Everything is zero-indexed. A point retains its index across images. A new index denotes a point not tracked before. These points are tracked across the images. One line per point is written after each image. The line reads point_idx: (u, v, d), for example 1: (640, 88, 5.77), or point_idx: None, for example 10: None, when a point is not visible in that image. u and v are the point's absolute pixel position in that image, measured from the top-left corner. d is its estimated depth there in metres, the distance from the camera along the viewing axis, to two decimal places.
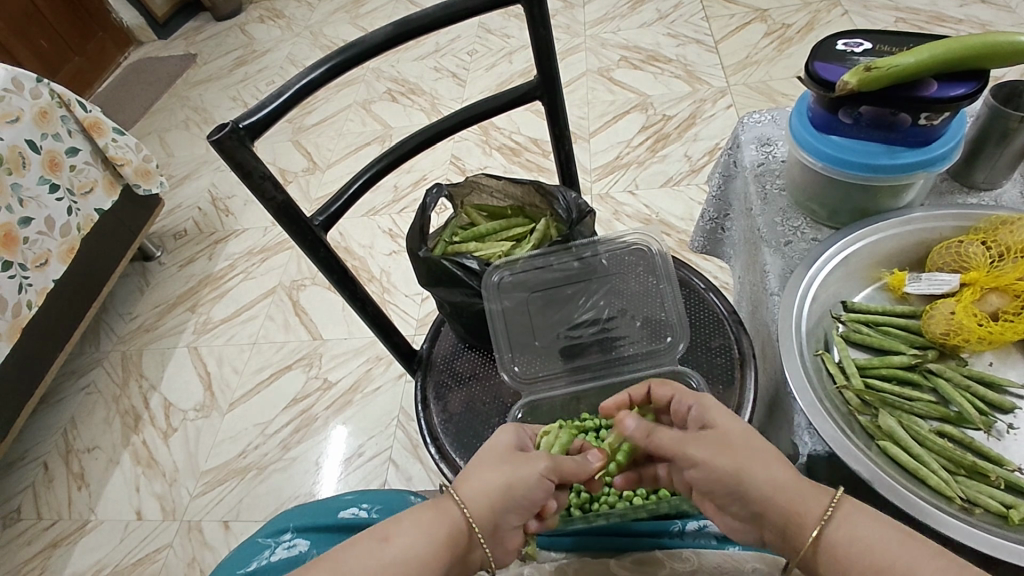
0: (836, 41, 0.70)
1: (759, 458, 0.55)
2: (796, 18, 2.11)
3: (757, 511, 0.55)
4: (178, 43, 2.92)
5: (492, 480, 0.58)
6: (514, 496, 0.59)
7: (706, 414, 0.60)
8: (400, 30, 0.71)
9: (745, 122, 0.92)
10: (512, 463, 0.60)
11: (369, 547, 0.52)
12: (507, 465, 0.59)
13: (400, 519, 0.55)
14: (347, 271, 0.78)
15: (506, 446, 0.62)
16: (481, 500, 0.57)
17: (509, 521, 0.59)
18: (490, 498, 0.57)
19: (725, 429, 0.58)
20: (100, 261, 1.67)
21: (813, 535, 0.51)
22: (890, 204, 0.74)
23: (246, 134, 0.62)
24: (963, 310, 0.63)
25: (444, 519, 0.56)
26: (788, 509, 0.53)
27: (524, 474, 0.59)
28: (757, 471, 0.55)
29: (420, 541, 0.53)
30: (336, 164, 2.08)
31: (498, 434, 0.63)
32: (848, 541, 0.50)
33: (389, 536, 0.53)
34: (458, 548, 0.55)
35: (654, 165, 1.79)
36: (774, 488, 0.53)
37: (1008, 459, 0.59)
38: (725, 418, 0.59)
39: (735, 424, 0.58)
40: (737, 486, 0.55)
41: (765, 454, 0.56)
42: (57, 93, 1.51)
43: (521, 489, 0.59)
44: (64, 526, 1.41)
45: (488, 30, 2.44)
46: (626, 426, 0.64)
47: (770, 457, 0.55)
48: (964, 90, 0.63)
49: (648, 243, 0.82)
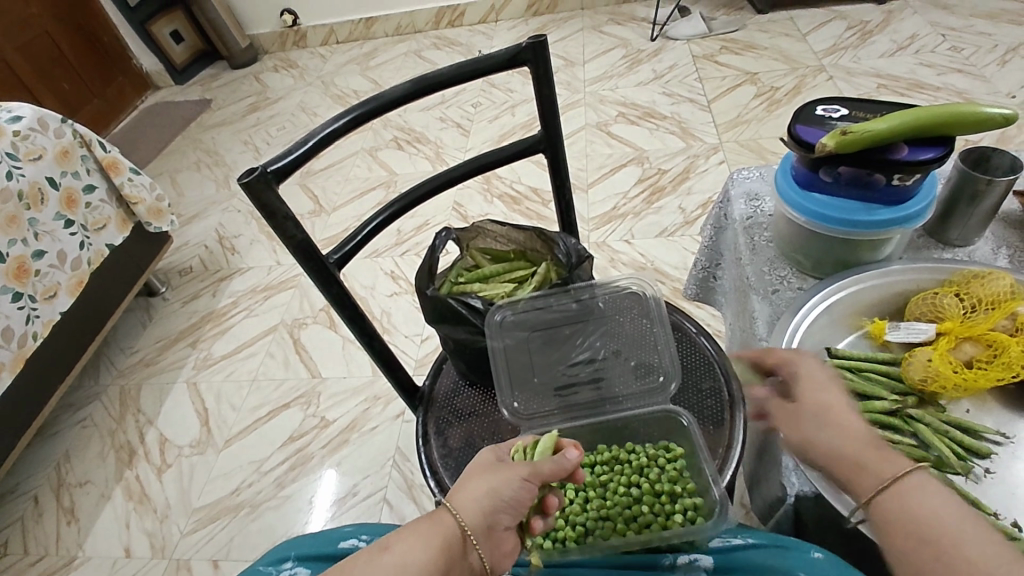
0: (816, 107, 0.77)
1: (828, 428, 0.58)
2: (784, 81, 2.23)
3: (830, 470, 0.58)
4: (194, 88, 3.04)
5: (479, 487, 0.61)
6: (501, 497, 0.62)
7: (800, 380, 0.63)
8: (418, 87, 0.77)
9: (735, 177, 0.98)
10: (490, 469, 0.63)
11: (368, 557, 0.53)
12: (488, 472, 0.63)
13: (399, 530, 0.57)
14: (357, 307, 0.81)
15: (489, 458, 0.65)
16: (469, 507, 0.60)
17: (502, 521, 0.62)
18: (480, 504, 0.60)
19: (826, 399, 0.61)
20: (108, 295, 1.70)
21: (865, 500, 0.55)
22: (869, 257, 0.79)
23: (273, 177, 0.67)
24: (939, 357, 0.67)
25: (438, 527, 0.58)
26: (848, 476, 0.56)
27: (504, 478, 0.62)
28: (826, 443, 0.58)
29: (420, 545, 0.55)
30: (341, 207, 2.14)
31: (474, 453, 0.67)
32: (906, 506, 0.52)
33: (388, 545, 0.55)
34: (454, 550, 0.57)
35: (649, 216, 1.86)
36: (841, 453, 0.57)
37: (985, 503, 0.62)
38: (817, 391, 0.61)
39: (824, 396, 0.61)
40: (807, 450, 0.59)
41: (835, 423, 0.59)
42: (80, 133, 1.58)
43: (506, 491, 0.62)
44: (51, 562, 1.39)
45: (493, 84, 2.55)
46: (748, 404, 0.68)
47: (843, 425, 0.58)
48: (932, 154, 0.69)
49: (643, 288, 0.88)
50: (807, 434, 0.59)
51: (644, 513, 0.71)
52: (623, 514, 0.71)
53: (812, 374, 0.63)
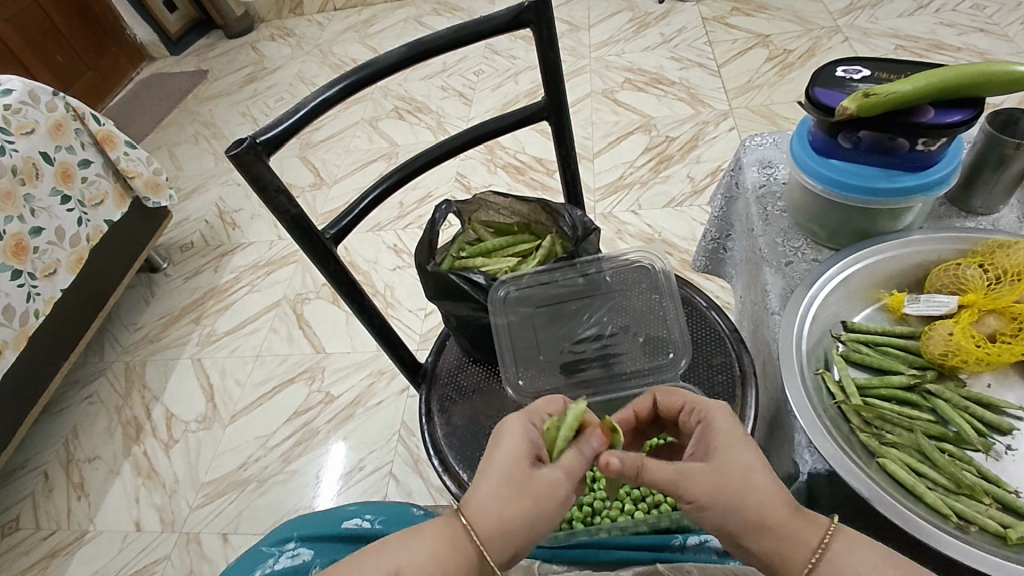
0: (836, 67, 0.73)
1: (753, 494, 0.53)
2: (797, 43, 2.15)
3: (742, 545, 0.54)
4: (190, 59, 2.98)
5: (509, 513, 0.54)
6: (534, 526, 0.55)
7: (712, 438, 0.58)
8: (414, 52, 0.73)
9: (747, 144, 0.94)
10: (528, 492, 0.55)
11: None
12: (525, 496, 0.55)
13: (410, 552, 0.53)
14: (355, 283, 0.79)
15: (519, 469, 0.56)
16: (497, 538, 0.54)
17: (527, 545, 0.57)
18: (507, 532, 0.54)
19: (727, 458, 0.55)
20: (108, 272, 1.68)
21: (803, 575, 0.52)
22: (889, 227, 0.76)
23: (263, 149, 0.64)
24: (961, 331, 0.64)
25: (457, 553, 0.53)
26: (780, 549, 0.53)
27: (541, 507, 0.55)
28: (752, 508, 0.53)
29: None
30: (342, 179, 2.10)
31: (508, 448, 0.58)
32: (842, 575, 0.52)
33: (402, 575, 0.52)
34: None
35: (657, 186, 1.82)
36: (770, 518, 0.53)
37: (1005, 481, 0.60)
38: (734, 445, 0.56)
39: (740, 454, 0.56)
40: (727, 519, 0.54)
41: (760, 490, 0.54)
42: (73, 106, 1.54)
43: (540, 521, 0.55)
44: (62, 536, 1.40)
45: (495, 50, 2.48)
46: (611, 465, 0.59)
47: (765, 493, 0.54)
48: (960, 117, 0.65)
49: (652, 261, 0.85)
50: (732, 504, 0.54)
51: (652, 494, 0.72)
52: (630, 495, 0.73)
53: (726, 431, 0.58)
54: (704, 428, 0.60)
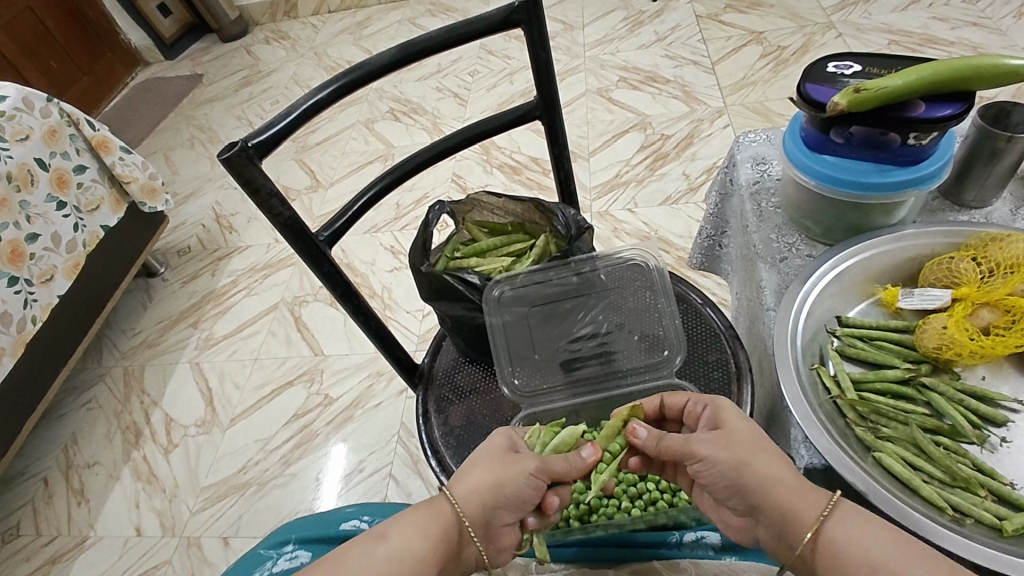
0: (826, 63, 0.73)
1: (761, 456, 0.57)
2: (790, 40, 2.15)
3: (755, 507, 0.57)
4: (185, 63, 2.97)
5: (485, 479, 0.60)
6: (507, 496, 0.60)
7: (720, 414, 0.62)
8: (405, 53, 0.73)
9: (741, 141, 0.94)
10: (501, 463, 0.61)
11: (364, 544, 0.55)
12: (498, 464, 0.61)
13: (393, 517, 0.58)
14: (350, 285, 0.79)
15: (493, 446, 0.63)
16: (472, 499, 0.59)
17: (502, 519, 0.60)
18: (482, 496, 0.59)
19: (733, 428, 0.60)
20: (106, 277, 1.68)
21: (810, 534, 0.53)
22: (882, 221, 0.76)
23: (255, 152, 0.64)
24: (955, 324, 0.64)
25: (436, 516, 0.58)
26: (786, 508, 0.54)
27: (513, 473, 0.60)
28: (760, 469, 0.56)
29: (412, 538, 0.56)
30: (338, 182, 2.10)
31: (488, 435, 0.65)
32: (846, 540, 0.52)
33: (384, 535, 0.56)
34: (449, 543, 0.58)
35: (653, 183, 1.82)
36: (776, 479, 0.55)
37: (1000, 473, 0.60)
38: (736, 417, 0.61)
39: (742, 424, 0.60)
40: (738, 480, 0.57)
41: (769, 453, 0.57)
42: (67, 112, 1.54)
43: (513, 489, 0.60)
44: (63, 543, 1.40)
45: (490, 51, 2.48)
46: (637, 434, 0.66)
47: (772, 457, 0.57)
48: (951, 111, 0.65)
49: (646, 259, 0.85)
50: (743, 466, 0.57)
51: (649, 491, 0.72)
52: (627, 492, 0.71)
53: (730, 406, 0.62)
54: (710, 409, 0.63)
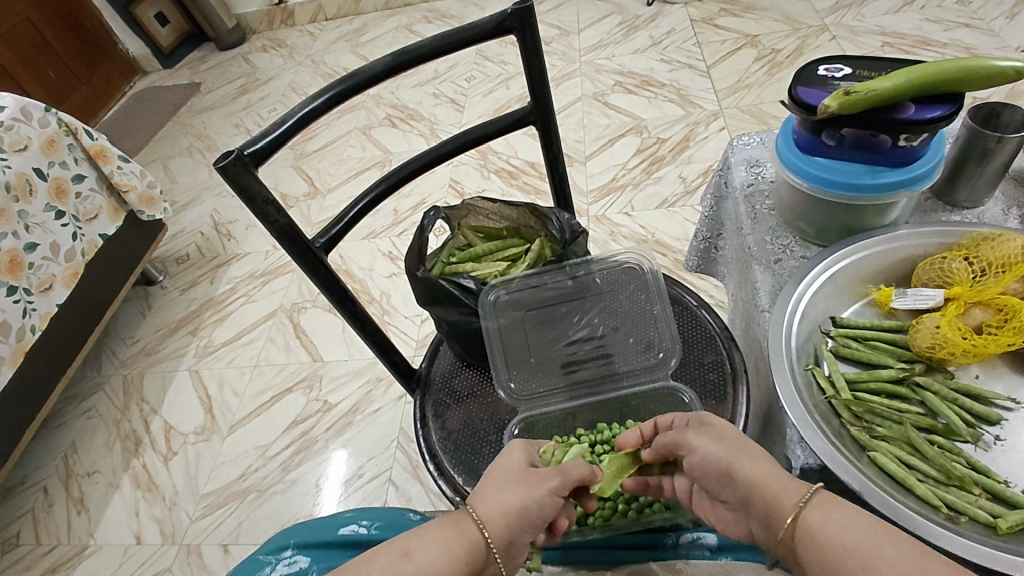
0: (817, 67, 0.73)
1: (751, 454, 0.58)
2: (784, 43, 2.17)
3: (745, 501, 0.57)
4: (183, 72, 2.99)
5: (507, 499, 0.60)
6: (529, 515, 0.60)
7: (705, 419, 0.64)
8: (400, 60, 0.74)
9: (735, 144, 0.95)
10: (525, 485, 0.61)
11: (389, 562, 0.55)
12: (522, 485, 0.61)
13: (418, 535, 0.57)
14: (347, 291, 0.79)
15: (513, 466, 0.63)
16: (496, 520, 0.59)
17: (523, 538, 0.60)
18: (505, 516, 0.59)
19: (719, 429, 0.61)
20: (104, 286, 1.68)
21: (790, 519, 0.53)
22: (875, 222, 0.76)
23: (250, 160, 0.64)
24: (948, 323, 0.65)
25: (462, 536, 0.57)
26: (767, 491, 0.55)
27: (537, 496, 0.60)
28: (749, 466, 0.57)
29: (439, 558, 0.55)
30: (336, 188, 2.11)
31: (507, 454, 0.65)
32: (822, 524, 0.51)
33: (409, 552, 0.55)
34: (475, 563, 0.57)
35: (649, 187, 1.83)
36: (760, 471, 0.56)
37: (995, 471, 0.60)
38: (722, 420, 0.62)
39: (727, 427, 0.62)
40: (730, 476, 0.58)
41: (756, 451, 0.59)
42: (65, 121, 1.55)
43: (535, 511, 0.60)
44: (63, 551, 1.40)
45: (486, 57, 2.50)
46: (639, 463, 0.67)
47: (759, 453, 0.58)
48: (939, 113, 0.66)
49: (641, 262, 0.85)
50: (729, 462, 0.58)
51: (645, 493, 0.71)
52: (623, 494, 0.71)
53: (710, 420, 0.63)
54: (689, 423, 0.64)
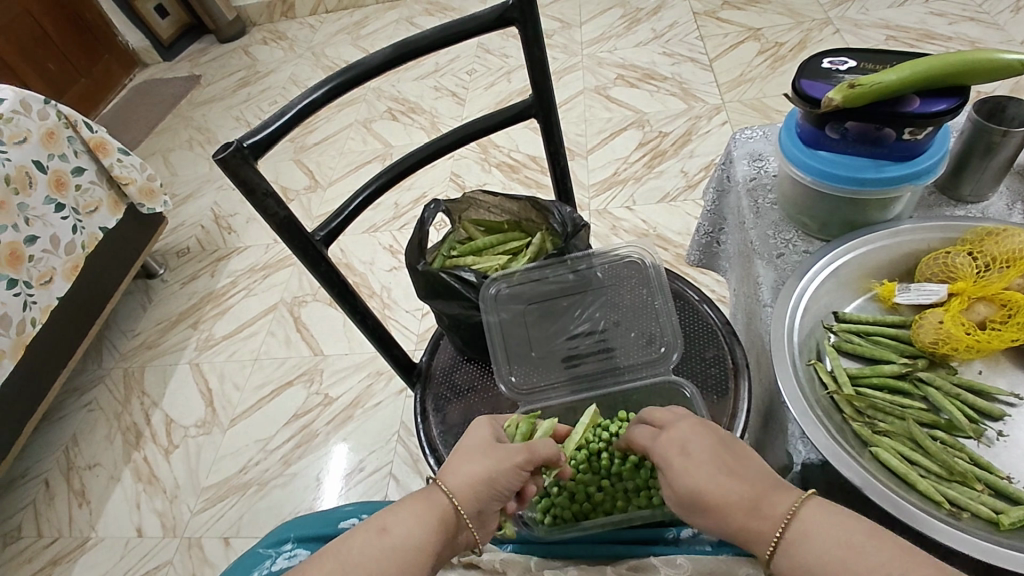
0: (821, 59, 0.73)
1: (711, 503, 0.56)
2: (787, 36, 2.15)
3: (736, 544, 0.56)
4: (183, 64, 2.97)
5: (475, 471, 0.60)
6: (496, 485, 0.60)
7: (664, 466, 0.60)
8: (400, 52, 0.73)
9: (737, 138, 0.94)
10: (492, 456, 0.61)
11: (366, 538, 0.55)
12: (487, 457, 0.61)
13: (393, 510, 0.57)
14: (347, 285, 0.79)
15: (481, 439, 0.63)
16: (467, 490, 0.59)
17: (493, 506, 0.61)
18: (476, 486, 0.60)
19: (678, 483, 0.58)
20: (104, 279, 1.68)
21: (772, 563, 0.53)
22: (878, 217, 0.76)
23: (250, 152, 0.64)
24: (951, 319, 0.64)
25: (433, 507, 0.58)
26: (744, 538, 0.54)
27: (504, 464, 0.61)
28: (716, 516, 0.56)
29: (415, 530, 0.56)
30: (337, 182, 2.11)
31: (472, 431, 0.65)
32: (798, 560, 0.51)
33: (386, 527, 0.56)
34: (447, 531, 0.57)
35: (650, 181, 1.82)
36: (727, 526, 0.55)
37: (998, 467, 0.60)
38: (680, 468, 0.59)
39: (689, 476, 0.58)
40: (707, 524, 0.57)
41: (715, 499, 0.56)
42: (65, 114, 1.55)
43: (503, 479, 0.61)
44: (64, 544, 1.41)
45: (487, 49, 2.49)
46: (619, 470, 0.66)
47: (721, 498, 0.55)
48: (945, 106, 0.65)
49: (643, 256, 0.84)
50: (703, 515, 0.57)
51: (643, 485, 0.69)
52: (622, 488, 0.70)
53: (667, 454, 0.60)
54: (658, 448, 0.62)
